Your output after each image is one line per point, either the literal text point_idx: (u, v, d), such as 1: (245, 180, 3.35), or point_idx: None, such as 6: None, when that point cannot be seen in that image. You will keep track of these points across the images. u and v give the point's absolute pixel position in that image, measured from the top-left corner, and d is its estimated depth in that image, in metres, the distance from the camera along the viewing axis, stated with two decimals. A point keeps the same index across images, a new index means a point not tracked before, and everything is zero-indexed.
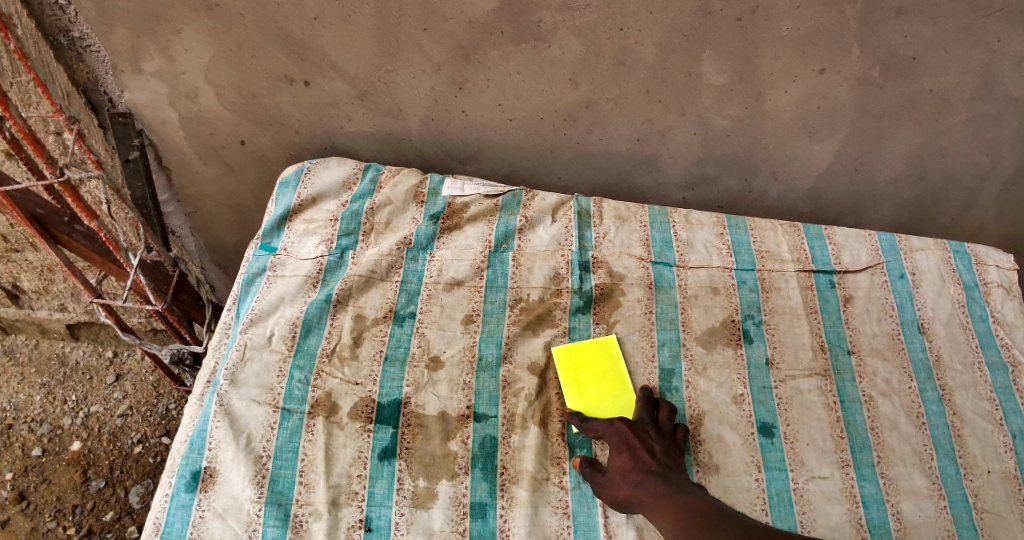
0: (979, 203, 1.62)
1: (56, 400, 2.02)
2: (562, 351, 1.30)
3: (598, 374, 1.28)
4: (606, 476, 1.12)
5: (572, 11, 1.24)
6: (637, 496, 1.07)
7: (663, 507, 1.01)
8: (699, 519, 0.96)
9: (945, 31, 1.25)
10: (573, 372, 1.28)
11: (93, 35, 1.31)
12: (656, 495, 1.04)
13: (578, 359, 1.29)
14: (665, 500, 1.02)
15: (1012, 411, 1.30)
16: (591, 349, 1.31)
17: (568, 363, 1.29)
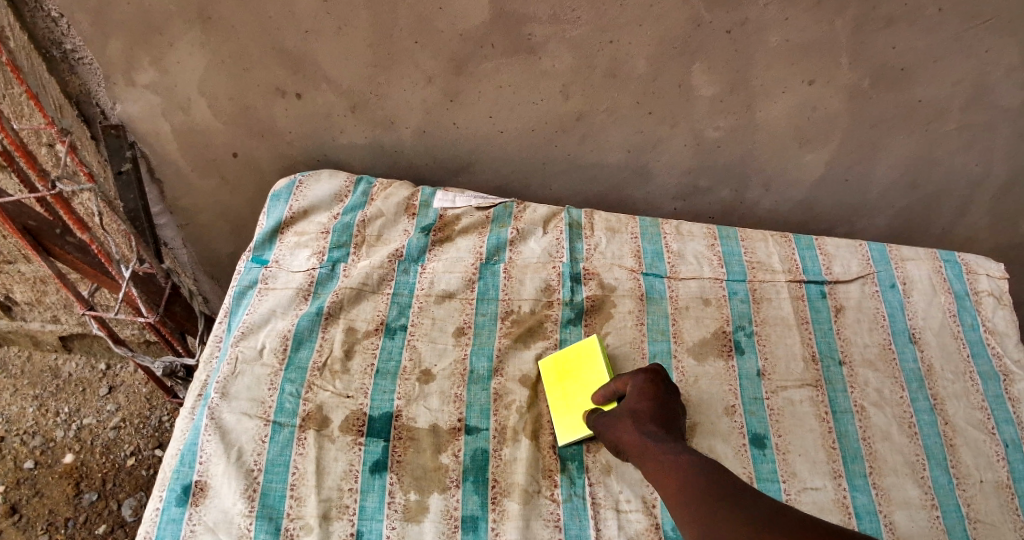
0: (969, 213, 1.63)
1: (48, 412, 2.01)
2: (547, 366, 1.28)
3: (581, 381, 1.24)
4: (617, 421, 1.11)
5: (564, 24, 1.25)
6: (643, 446, 1.04)
7: (676, 468, 0.96)
8: (715, 489, 0.90)
9: (934, 43, 1.26)
10: (558, 384, 1.25)
11: (85, 47, 1.31)
12: (671, 455, 0.99)
13: (562, 370, 1.27)
14: (683, 463, 0.97)
15: (1004, 421, 1.30)
16: (573, 357, 1.27)
17: (554, 376, 1.27)
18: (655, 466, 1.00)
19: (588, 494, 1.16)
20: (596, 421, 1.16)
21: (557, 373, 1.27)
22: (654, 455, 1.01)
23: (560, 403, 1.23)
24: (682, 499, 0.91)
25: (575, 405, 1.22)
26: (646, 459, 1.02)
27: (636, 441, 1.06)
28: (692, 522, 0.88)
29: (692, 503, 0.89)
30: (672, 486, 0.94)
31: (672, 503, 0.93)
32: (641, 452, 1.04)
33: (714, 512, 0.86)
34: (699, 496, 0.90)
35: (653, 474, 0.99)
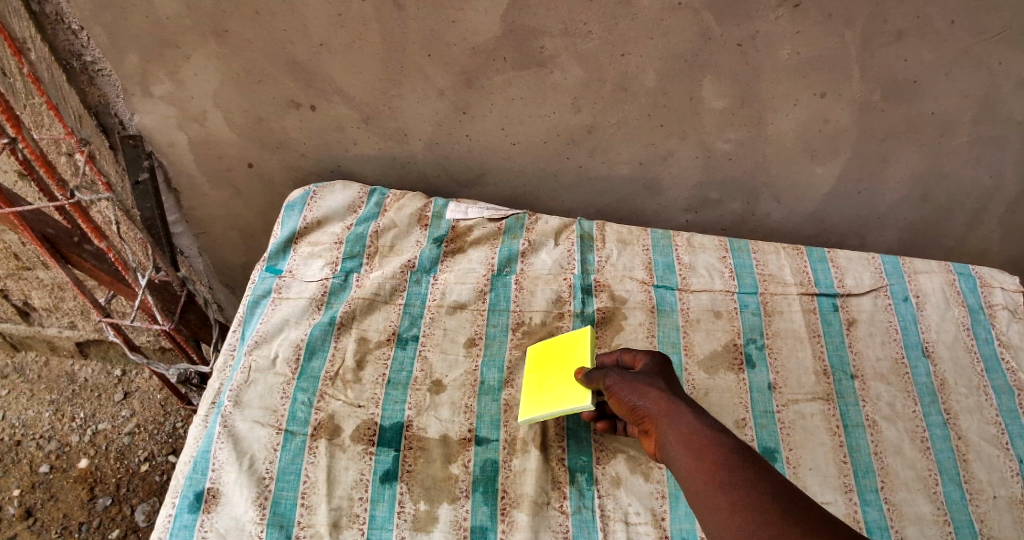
0: (983, 226, 1.62)
1: (64, 417, 2.04)
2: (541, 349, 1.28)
3: (558, 364, 1.22)
4: (641, 382, 0.99)
5: (573, 38, 1.26)
6: (666, 409, 0.94)
7: (708, 445, 0.86)
8: (757, 477, 0.81)
9: (946, 57, 1.26)
10: (540, 366, 1.25)
11: (104, 59, 1.34)
12: (702, 429, 0.89)
13: (547, 353, 1.26)
14: (717, 440, 0.86)
15: (1018, 435, 1.29)
16: (560, 341, 1.26)
17: (538, 358, 1.27)
18: (683, 438, 0.89)
19: (597, 506, 1.17)
20: (609, 377, 1.04)
21: (541, 355, 1.27)
22: (682, 426, 0.90)
23: (534, 384, 1.23)
24: (716, 482, 0.82)
25: (546, 384, 1.21)
26: (669, 429, 0.91)
27: (663, 406, 0.95)
28: (727, 509, 0.79)
29: (729, 489, 0.80)
30: (704, 465, 0.84)
31: (701, 485, 0.83)
32: (665, 420, 0.93)
33: (755, 504, 0.78)
34: (739, 483, 0.80)
35: (678, 447, 0.88)
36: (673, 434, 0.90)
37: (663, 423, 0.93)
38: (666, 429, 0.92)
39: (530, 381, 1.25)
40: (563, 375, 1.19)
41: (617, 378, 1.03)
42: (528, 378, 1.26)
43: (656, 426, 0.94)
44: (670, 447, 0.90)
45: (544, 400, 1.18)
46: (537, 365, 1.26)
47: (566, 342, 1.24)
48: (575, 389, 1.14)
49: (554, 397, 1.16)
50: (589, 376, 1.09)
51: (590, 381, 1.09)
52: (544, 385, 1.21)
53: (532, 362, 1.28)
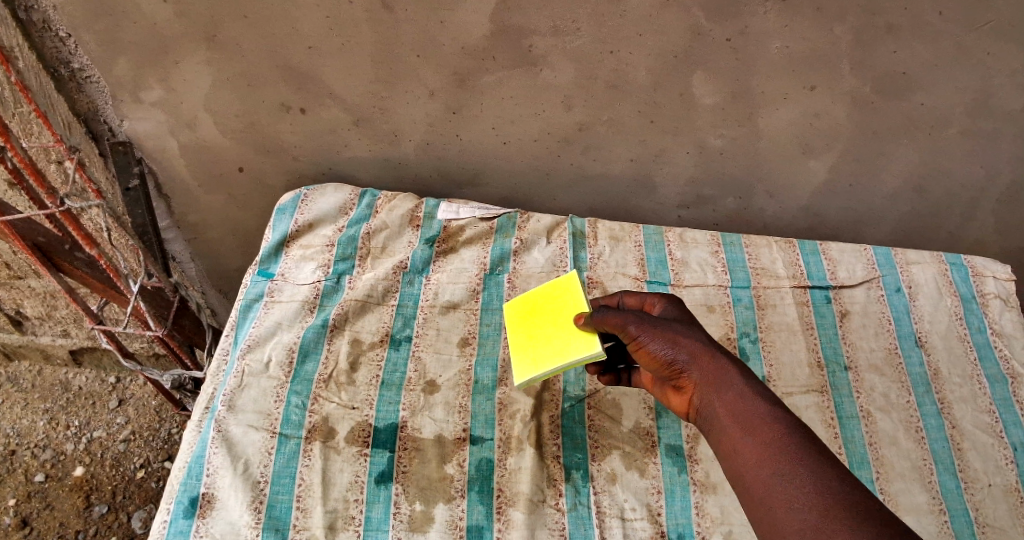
0: (976, 217, 1.62)
1: (59, 425, 2.03)
2: (521, 303, 1.19)
3: (549, 316, 1.13)
4: (674, 334, 0.95)
5: (564, 36, 1.25)
6: (710, 368, 0.92)
7: (765, 433, 0.84)
8: (817, 471, 0.79)
9: (937, 49, 1.26)
10: (525, 320, 1.16)
11: (93, 66, 1.33)
12: (759, 413, 0.86)
13: (532, 306, 1.18)
14: (775, 427, 0.84)
15: (1012, 424, 1.30)
16: (545, 294, 1.18)
17: (521, 314, 1.18)
18: (736, 414, 0.88)
19: (593, 503, 1.17)
20: (631, 323, 0.97)
21: (523, 310, 1.18)
22: (732, 395, 0.89)
23: (522, 341, 1.13)
24: (774, 475, 0.80)
25: (538, 338, 1.12)
26: (720, 393, 0.90)
27: (707, 362, 0.93)
28: (785, 508, 0.78)
29: (788, 485, 0.79)
30: (759, 456, 0.83)
31: (755, 476, 0.82)
32: (710, 382, 0.92)
33: (814, 501, 0.76)
34: (797, 479, 0.79)
35: (730, 421, 0.88)
36: (723, 401, 0.90)
37: (708, 386, 0.92)
38: (715, 396, 0.91)
39: (517, 339, 1.14)
40: (560, 325, 1.10)
41: (643, 325, 0.96)
42: (513, 336, 1.15)
43: (701, 384, 0.93)
44: (719, 414, 0.90)
45: (542, 355, 1.08)
46: (522, 320, 1.17)
47: (553, 293, 1.17)
48: (580, 337, 1.06)
49: (556, 348, 1.07)
50: (602, 319, 1.01)
51: (602, 323, 1.01)
52: (536, 339, 1.11)
53: (514, 318, 1.18)
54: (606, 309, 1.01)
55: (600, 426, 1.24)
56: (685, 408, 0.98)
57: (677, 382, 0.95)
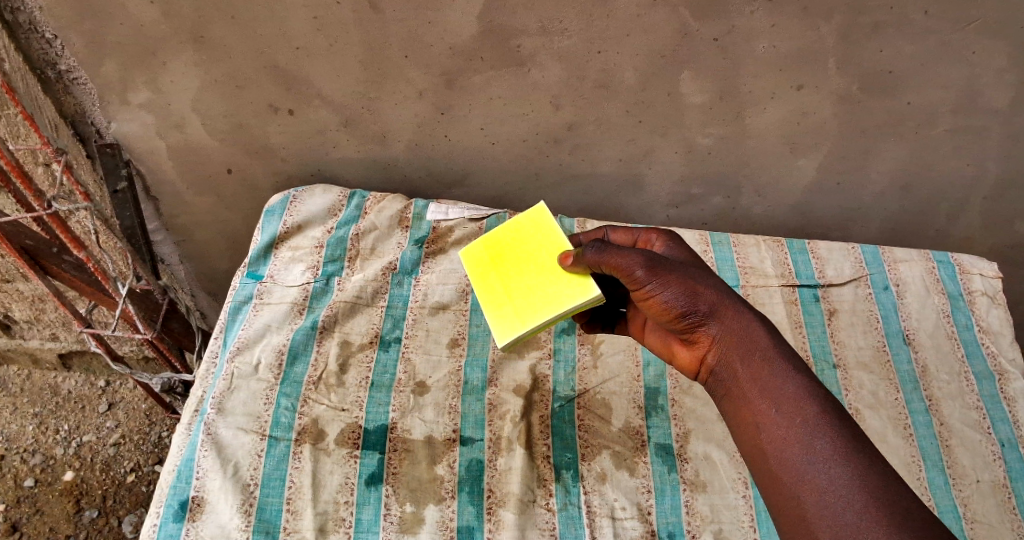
0: (963, 214, 1.64)
1: (48, 430, 2.02)
2: (485, 249, 1.11)
3: (523, 263, 1.07)
4: (688, 282, 0.93)
5: (552, 36, 1.26)
6: (730, 323, 0.93)
7: (802, 416, 0.84)
8: (857, 466, 0.79)
9: (922, 47, 1.26)
10: (494, 268, 1.08)
11: (80, 68, 1.32)
12: (796, 392, 0.86)
13: (499, 252, 1.10)
14: (815, 413, 0.84)
15: (999, 420, 1.31)
16: (510, 238, 1.11)
17: (487, 260, 1.10)
18: (760, 382, 0.89)
19: (583, 503, 1.17)
20: (637, 270, 0.93)
21: (489, 258, 1.10)
22: (756, 358, 0.90)
23: (498, 295, 1.05)
24: (799, 456, 0.82)
25: (514, 288, 1.05)
26: (741, 351, 0.91)
27: (726, 315, 0.93)
28: (816, 497, 0.80)
29: (823, 473, 0.80)
30: (795, 441, 0.83)
31: (785, 459, 0.84)
32: (725, 336, 0.93)
33: (851, 497, 0.78)
34: (834, 472, 0.80)
35: (750, 388, 0.89)
36: (738, 357, 0.91)
37: (723, 341, 0.93)
38: (729, 351, 0.92)
39: (490, 293, 1.06)
40: (541, 272, 1.04)
41: (651, 274, 0.93)
42: (485, 290, 1.07)
43: (719, 338, 0.93)
44: (732, 371, 0.92)
45: (529, 309, 1.01)
46: (491, 270, 1.08)
47: (523, 235, 1.10)
48: (571, 282, 1.01)
49: (544, 299, 1.01)
50: (602, 262, 0.95)
51: (602, 266, 0.96)
52: (514, 291, 1.04)
53: (479, 269, 1.09)
54: (607, 248, 0.95)
55: (590, 426, 1.25)
56: (690, 353, 1.00)
57: (684, 329, 0.96)
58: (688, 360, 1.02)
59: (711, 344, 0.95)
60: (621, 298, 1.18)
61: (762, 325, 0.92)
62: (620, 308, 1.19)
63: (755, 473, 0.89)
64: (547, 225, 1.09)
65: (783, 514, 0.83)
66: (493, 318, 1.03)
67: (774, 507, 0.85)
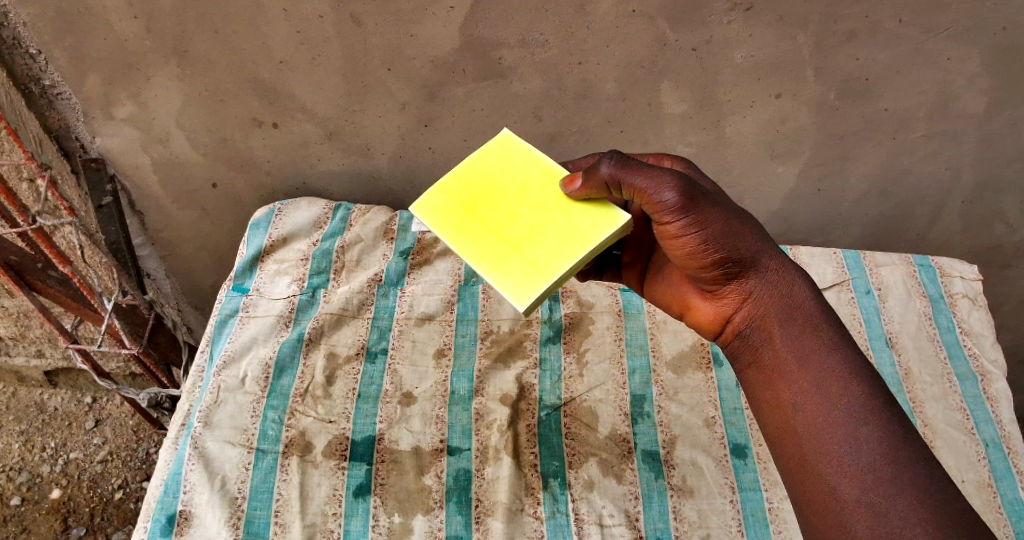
0: (943, 218, 1.66)
1: (35, 447, 2.00)
2: (456, 195, 0.94)
3: (513, 206, 0.93)
4: (728, 225, 0.89)
5: (532, 48, 1.27)
6: (771, 278, 0.91)
7: (847, 401, 0.83)
8: (902, 462, 0.78)
9: (897, 53, 1.28)
10: (476, 214, 0.92)
11: (64, 83, 1.32)
12: (841, 375, 0.84)
13: (476, 194, 0.94)
14: (860, 401, 0.82)
15: (982, 420, 1.33)
16: (483, 179, 0.95)
17: (462, 205, 0.93)
18: (798, 350, 0.88)
19: (571, 510, 1.17)
20: (670, 198, 0.86)
21: (461, 207, 0.93)
22: (801, 324, 0.89)
23: (494, 248, 0.89)
24: (845, 446, 0.81)
25: (512, 236, 0.90)
26: (780, 307, 0.90)
27: (770, 270, 0.91)
28: (857, 491, 0.78)
29: (865, 463, 0.79)
30: (835, 427, 0.82)
31: (825, 446, 0.82)
32: (761, 289, 0.91)
33: (895, 494, 0.76)
34: (878, 466, 0.78)
35: (786, 353, 0.89)
36: (774, 313, 0.91)
37: (758, 294, 0.92)
38: (764, 305, 0.91)
39: (482, 249, 0.90)
40: (544, 213, 0.92)
41: (688, 206, 0.86)
42: (472, 246, 0.90)
43: (756, 292, 0.92)
44: (764, 328, 0.91)
45: (547, 257, 0.88)
46: (470, 220, 0.92)
47: (496, 175, 0.96)
48: (588, 214, 0.91)
49: (563, 242, 0.89)
50: (624, 182, 0.87)
51: (621, 185, 0.87)
52: (516, 240, 0.90)
53: (453, 221, 0.92)
54: (632, 164, 0.87)
55: (577, 434, 1.25)
56: (712, 307, 0.98)
57: (711, 273, 0.93)
58: (703, 309, 1.00)
59: (741, 295, 0.93)
60: (618, 241, 1.14)
61: (803, 282, 0.92)
62: (613, 251, 1.15)
63: (783, 458, 0.87)
64: (524, 158, 0.97)
65: (814, 505, 0.82)
66: (499, 277, 0.87)
67: (802, 494, 0.83)
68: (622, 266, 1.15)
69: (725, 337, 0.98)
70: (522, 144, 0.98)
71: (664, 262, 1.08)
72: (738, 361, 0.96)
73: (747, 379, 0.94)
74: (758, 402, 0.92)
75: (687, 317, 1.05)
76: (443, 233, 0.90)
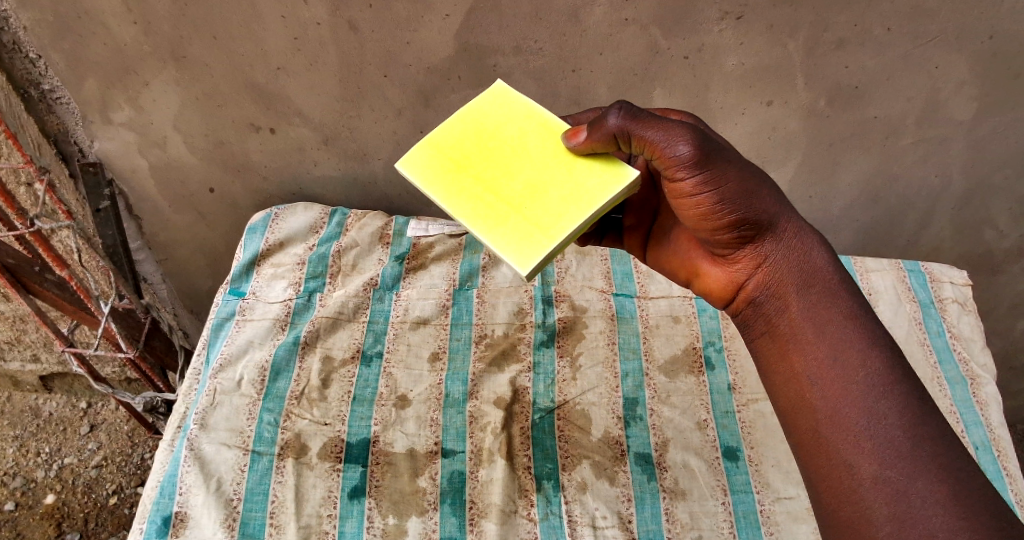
0: (932, 224, 1.68)
1: (29, 452, 2.00)
2: (449, 153, 0.91)
3: (512, 163, 0.90)
4: (745, 184, 0.87)
5: (526, 55, 1.29)
6: (787, 242, 0.90)
7: (866, 374, 0.82)
8: (921, 437, 0.78)
9: (884, 61, 1.30)
10: (472, 172, 0.89)
11: (63, 87, 1.33)
12: (859, 347, 0.84)
13: (471, 152, 0.91)
14: (879, 374, 0.82)
15: (972, 424, 1.34)
16: (478, 136, 0.92)
17: (456, 163, 0.90)
18: (815, 321, 0.87)
19: (564, 512, 1.18)
20: (684, 152, 0.84)
21: (454, 165, 0.90)
22: (819, 294, 0.88)
23: (493, 209, 0.87)
24: (861, 422, 0.80)
25: (511, 195, 0.88)
26: (797, 272, 0.89)
27: (788, 234, 0.90)
28: (875, 468, 0.78)
29: (883, 438, 0.79)
30: (854, 404, 0.82)
31: (841, 423, 0.82)
32: (777, 254, 0.90)
33: (914, 470, 0.77)
34: (895, 442, 0.78)
35: (802, 321, 0.88)
36: (789, 279, 0.90)
37: (773, 259, 0.90)
38: (779, 271, 0.90)
39: (481, 208, 0.87)
40: (545, 170, 0.89)
41: (703, 162, 0.84)
42: (471, 206, 0.87)
43: (772, 257, 0.90)
44: (779, 295, 0.90)
45: (552, 216, 0.86)
46: (466, 178, 0.89)
47: (492, 131, 0.93)
48: (593, 171, 0.89)
49: (568, 200, 0.87)
50: (633, 133, 0.85)
51: (630, 136, 0.86)
52: (516, 199, 0.88)
53: (448, 179, 0.89)
54: (642, 115, 0.85)
55: (570, 437, 1.27)
56: (724, 274, 0.97)
57: (724, 237, 0.91)
58: (713, 275, 0.99)
59: (755, 261, 0.92)
60: (619, 205, 1.12)
61: (820, 248, 0.91)
62: (614, 214, 1.13)
63: (796, 436, 0.87)
64: (520, 112, 0.94)
65: (829, 481, 0.81)
66: (501, 239, 0.85)
67: (815, 473, 0.83)
68: (623, 229, 1.14)
69: (736, 304, 0.97)
70: (518, 97, 0.95)
71: (669, 227, 1.06)
72: (749, 329, 0.96)
73: (759, 348, 0.94)
74: (770, 374, 0.91)
75: (695, 284, 1.03)
76: (439, 193, 0.87)
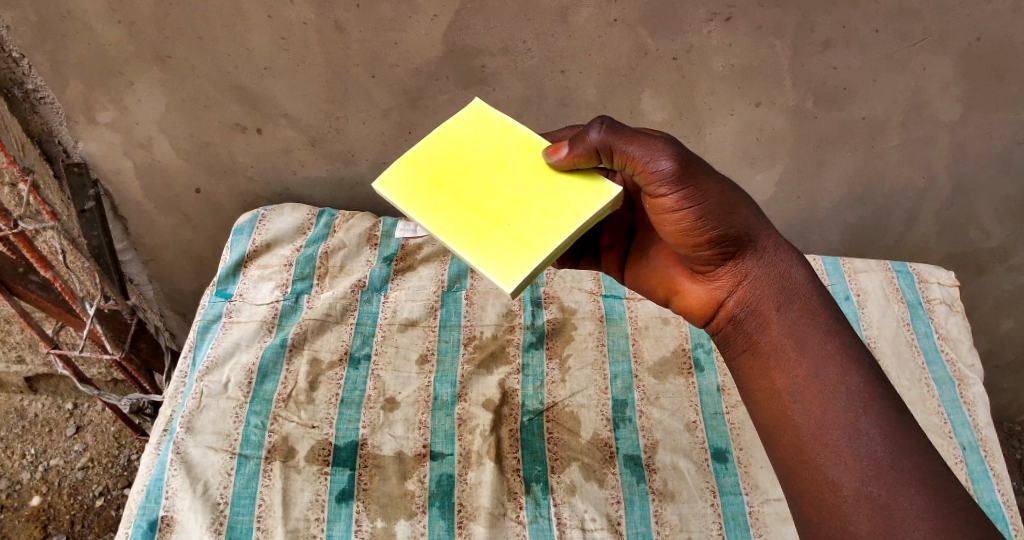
0: (918, 224, 1.69)
1: (14, 454, 1.98)
2: (425, 169, 0.90)
3: (491, 178, 0.90)
4: (725, 200, 0.87)
5: (514, 55, 1.29)
6: (768, 257, 0.90)
7: (847, 390, 0.83)
8: (903, 452, 0.78)
9: (871, 63, 1.31)
10: (449, 187, 0.89)
11: (46, 86, 1.32)
12: (839, 363, 0.84)
13: (448, 167, 0.90)
14: (860, 390, 0.82)
15: (960, 424, 1.34)
16: (456, 152, 0.92)
17: (434, 179, 0.89)
18: (797, 338, 0.87)
19: (553, 515, 1.18)
20: (665, 167, 0.84)
21: (433, 181, 0.89)
22: (797, 313, 0.89)
23: (473, 224, 0.86)
24: (845, 440, 0.80)
25: (492, 209, 0.87)
26: (776, 288, 0.90)
27: (768, 250, 0.91)
28: (857, 484, 0.78)
29: (866, 453, 0.79)
30: (836, 419, 0.82)
31: (825, 440, 0.81)
32: (757, 271, 0.90)
33: (897, 485, 0.77)
34: (878, 456, 0.78)
35: (783, 339, 0.88)
36: (770, 297, 0.90)
37: (754, 276, 0.91)
38: (760, 289, 0.90)
39: (461, 225, 0.86)
40: (525, 185, 0.89)
41: (685, 177, 0.85)
42: (450, 222, 0.86)
43: (752, 273, 0.91)
44: (759, 313, 0.91)
45: (534, 230, 0.85)
46: (445, 195, 0.88)
47: (470, 147, 0.92)
48: (575, 186, 0.89)
49: (550, 215, 0.86)
50: (615, 148, 0.85)
51: (612, 151, 0.86)
52: (497, 215, 0.87)
53: (425, 196, 0.88)
54: (624, 130, 0.85)
55: (559, 439, 1.27)
56: (704, 291, 0.96)
57: (706, 254, 0.91)
58: (693, 292, 0.98)
59: (735, 278, 0.92)
60: (595, 225, 1.11)
61: (799, 265, 0.91)
62: (591, 235, 1.13)
63: (779, 454, 0.86)
64: (497, 128, 0.94)
65: (811, 499, 0.81)
66: (483, 254, 0.84)
67: (799, 491, 0.83)
68: (601, 250, 1.13)
69: (715, 321, 0.97)
70: (495, 113, 0.95)
71: (650, 242, 1.05)
72: (729, 347, 0.95)
73: (739, 367, 0.94)
74: (752, 391, 0.91)
75: (674, 302, 1.03)
76: (416, 209, 0.86)
